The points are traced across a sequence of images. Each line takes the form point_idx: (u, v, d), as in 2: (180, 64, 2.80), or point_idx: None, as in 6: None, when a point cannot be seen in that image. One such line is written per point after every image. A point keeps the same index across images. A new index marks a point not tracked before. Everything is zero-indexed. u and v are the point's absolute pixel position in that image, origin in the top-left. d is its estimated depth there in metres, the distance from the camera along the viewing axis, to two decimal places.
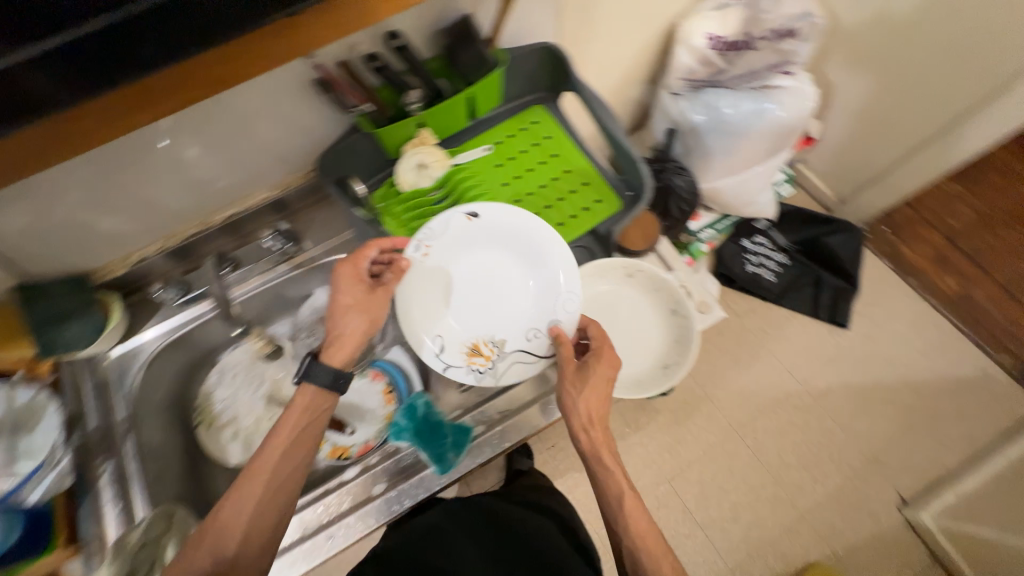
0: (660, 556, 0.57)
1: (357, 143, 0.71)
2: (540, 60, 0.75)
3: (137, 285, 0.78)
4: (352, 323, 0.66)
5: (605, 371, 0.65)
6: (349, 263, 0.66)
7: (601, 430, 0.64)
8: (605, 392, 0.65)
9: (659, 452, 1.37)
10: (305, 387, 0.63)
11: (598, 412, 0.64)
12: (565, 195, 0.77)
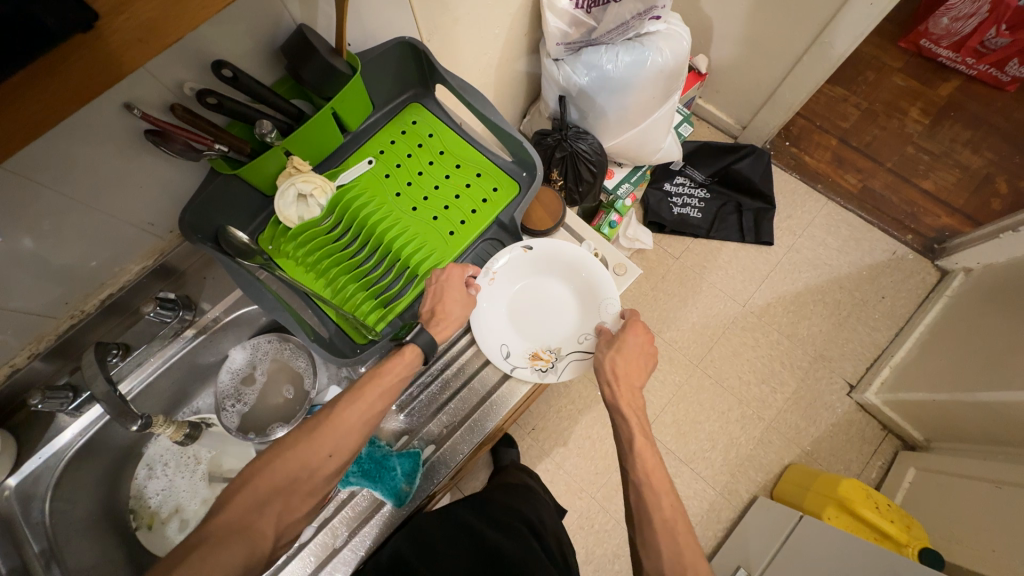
0: (661, 493, 0.59)
1: (221, 189, 0.64)
2: (400, 57, 0.71)
3: (20, 402, 0.68)
4: (458, 310, 0.67)
5: (637, 341, 0.69)
6: (459, 268, 0.68)
7: (628, 387, 0.66)
8: (641, 363, 0.68)
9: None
10: (412, 347, 0.63)
11: (631, 378, 0.67)
12: (462, 190, 0.74)
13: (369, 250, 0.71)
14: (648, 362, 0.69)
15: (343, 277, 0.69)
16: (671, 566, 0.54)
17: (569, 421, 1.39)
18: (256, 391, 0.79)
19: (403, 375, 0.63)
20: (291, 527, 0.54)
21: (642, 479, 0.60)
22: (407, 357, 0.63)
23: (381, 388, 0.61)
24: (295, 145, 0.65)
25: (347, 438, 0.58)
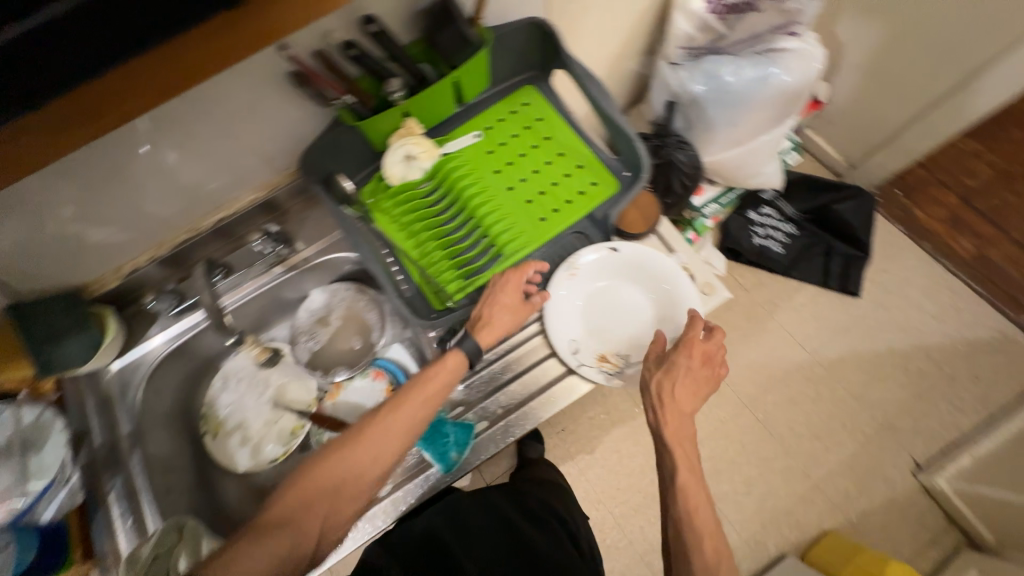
0: (703, 535, 0.57)
1: (340, 138, 0.68)
2: (527, 38, 0.71)
3: (134, 297, 0.76)
4: (507, 317, 0.66)
5: (692, 360, 0.65)
6: (516, 273, 0.66)
7: (676, 413, 0.63)
8: (698, 383, 0.64)
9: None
10: (456, 353, 0.63)
11: (680, 402, 0.63)
12: (560, 179, 0.73)
13: (460, 220, 0.71)
14: (707, 383, 0.64)
15: (431, 241, 0.71)
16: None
17: (600, 430, 1.36)
18: (329, 333, 0.82)
19: (443, 388, 0.62)
20: (334, 529, 0.56)
21: (684, 514, 0.58)
22: (448, 370, 0.63)
23: (417, 401, 0.61)
24: (414, 107, 0.67)
25: (383, 450, 0.58)
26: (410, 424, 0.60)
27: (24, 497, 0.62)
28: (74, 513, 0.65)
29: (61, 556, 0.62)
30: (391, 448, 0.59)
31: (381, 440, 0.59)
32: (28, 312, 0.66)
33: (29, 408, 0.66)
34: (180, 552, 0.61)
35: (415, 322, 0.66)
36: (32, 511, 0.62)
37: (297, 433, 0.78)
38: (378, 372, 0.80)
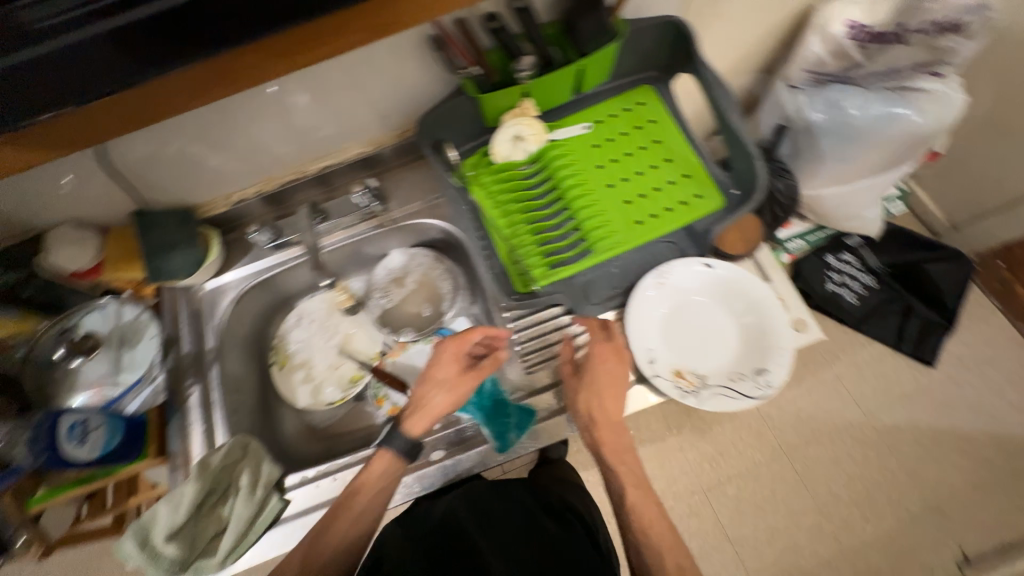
0: (662, 547, 0.55)
1: (457, 108, 0.69)
2: (659, 36, 0.69)
3: (235, 224, 0.81)
4: (440, 397, 0.64)
5: (609, 363, 0.60)
6: (452, 342, 0.64)
7: (606, 428, 0.59)
8: (620, 387, 0.59)
9: (698, 460, 1.31)
10: (383, 454, 0.62)
11: (608, 414, 0.59)
12: (662, 185, 0.71)
13: (554, 208, 0.71)
14: (622, 384, 0.59)
15: (522, 224, 0.70)
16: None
17: (625, 445, 1.33)
18: (402, 295, 0.83)
19: (382, 494, 0.62)
20: None
21: (642, 539, 0.56)
22: (382, 470, 0.62)
23: (356, 506, 0.61)
24: (534, 89, 0.67)
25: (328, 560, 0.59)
26: (354, 530, 0.60)
27: (118, 385, 0.70)
28: (154, 409, 0.71)
29: (138, 447, 0.67)
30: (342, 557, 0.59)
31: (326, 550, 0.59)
32: (148, 221, 0.72)
33: (130, 307, 0.74)
34: (243, 467, 0.63)
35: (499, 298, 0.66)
36: (120, 401, 0.68)
37: (355, 381, 0.81)
38: (441, 342, 0.81)
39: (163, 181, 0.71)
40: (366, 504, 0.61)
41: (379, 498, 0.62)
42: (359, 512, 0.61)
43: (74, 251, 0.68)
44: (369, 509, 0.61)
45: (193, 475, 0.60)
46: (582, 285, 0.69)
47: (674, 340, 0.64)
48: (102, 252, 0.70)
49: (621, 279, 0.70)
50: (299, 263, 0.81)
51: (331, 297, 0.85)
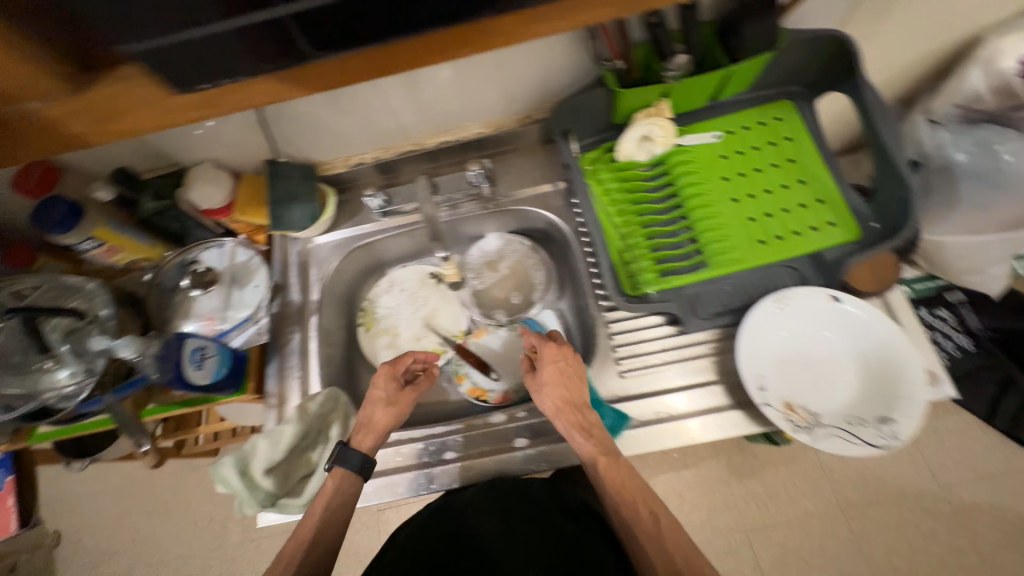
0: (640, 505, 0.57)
1: (592, 101, 0.68)
2: (817, 50, 0.65)
3: (348, 185, 0.85)
4: (385, 414, 0.64)
5: (555, 361, 0.63)
6: (388, 365, 0.67)
7: (572, 412, 0.60)
8: (576, 377, 0.63)
9: (746, 501, 1.22)
10: (336, 471, 0.60)
11: (569, 396, 0.61)
12: (791, 207, 0.67)
13: (671, 215, 0.69)
14: (577, 373, 0.63)
15: (636, 225, 0.69)
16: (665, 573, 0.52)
17: (669, 469, 1.26)
18: (493, 279, 0.84)
19: (342, 507, 0.60)
20: None
21: (617, 501, 0.57)
22: (336, 487, 0.60)
23: (317, 520, 0.59)
24: (675, 91, 0.65)
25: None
26: (317, 547, 0.58)
27: (229, 319, 0.74)
28: (254, 348, 0.75)
29: (239, 381, 0.71)
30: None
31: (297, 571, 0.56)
32: (277, 172, 0.76)
33: (244, 250, 0.78)
34: (333, 419, 0.66)
35: (613, 296, 0.63)
36: (227, 335, 0.72)
37: (436, 355, 0.81)
38: (524, 331, 0.81)
39: (298, 136, 0.74)
40: (326, 516, 0.59)
41: (340, 510, 0.60)
42: (316, 526, 0.59)
43: (210, 189, 0.72)
44: (331, 521, 0.59)
45: (293, 417, 0.63)
46: (691, 297, 0.66)
47: (787, 371, 0.60)
48: (232, 194, 0.74)
49: (734, 298, 0.66)
50: (403, 232, 0.83)
51: (423, 270, 0.87)
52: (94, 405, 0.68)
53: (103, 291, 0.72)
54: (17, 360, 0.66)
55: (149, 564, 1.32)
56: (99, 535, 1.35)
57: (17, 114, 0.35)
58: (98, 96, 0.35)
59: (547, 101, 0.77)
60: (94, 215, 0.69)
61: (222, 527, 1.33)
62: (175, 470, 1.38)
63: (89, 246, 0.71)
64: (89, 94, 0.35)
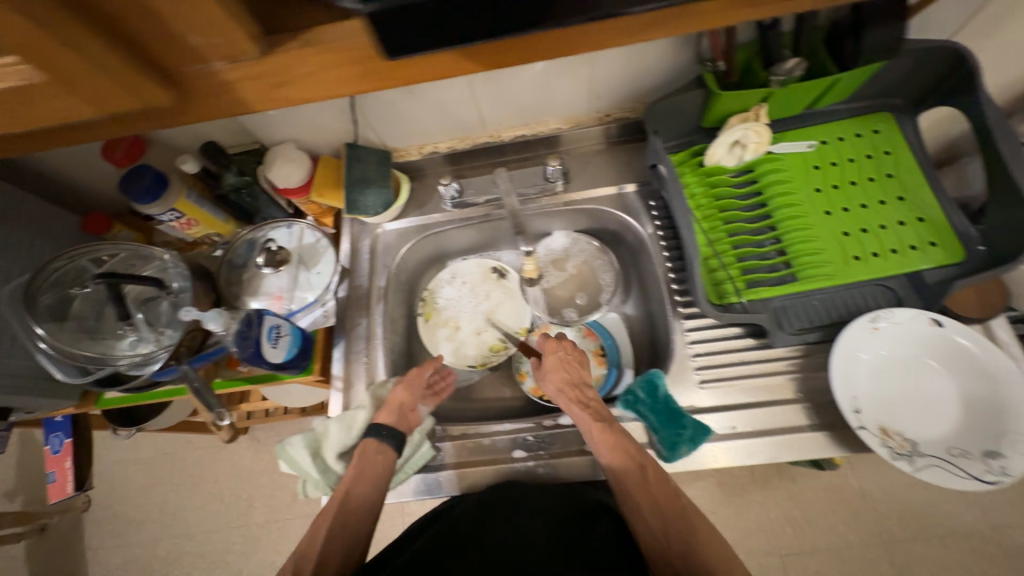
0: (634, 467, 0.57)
1: (685, 101, 0.66)
2: (931, 63, 0.62)
3: (419, 174, 0.84)
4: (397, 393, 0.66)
5: (556, 351, 0.69)
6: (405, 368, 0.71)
7: (573, 390, 0.64)
8: (579, 365, 0.68)
9: (782, 523, 1.16)
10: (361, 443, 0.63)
11: (569, 376, 0.66)
12: (888, 224, 0.64)
13: (758, 224, 0.67)
14: (578, 359, 0.68)
15: (723, 233, 0.67)
16: (651, 509, 0.56)
17: (702, 485, 1.21)
18: (559, 278, 0.83)
19: (365, 469, 0.61)
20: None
21: (610, 459, 0.58)
22: (366, 453, 0.61)
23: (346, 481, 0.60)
24: (776, 96, 0.63)
25: (340, 538, 0.58)
26: (349, 507, 0.59)
27: (299, 300, 0.74)
28: (320, 331, 0.75)
29: (305, 361, 0.71)
30: (353, 534, 0.58)
31: (338, 525, 0.58)
32: (355, 154, 0.75)
33: (311, 232, 0.77)
34: None
35: (705, 307, 0.61)
36: (296, 315, 0.73)
37: (497, 351, 0.80)
38: (590, 332, 0.79)
39: (379, 122, 0.74)
40: (355, 478, 0.60)
41: (359, 474, 0.61)
42: (348, 485, 0.60)
43: (290, 168, 0.71)
44: (360, 482, 0.60)
45: (367, 403, 0.66)
46: (778, 309, 0.63)
47: (882, 393, 0.58)
48: (311, 173, 0.74)
49: (824, 315, 0.63)
50: (471, 223, 0.82)
51: (488, 263, 0.85)
52: (169, 375, 0.68)
53: (181, 265, 0.71)
54: (94, 324, 0.68)
55: (174, 535, 1.32)
56: (128, 502, 1.36)
57: (197, 74, 0.29)
58: (288, 61, 0.29)
59: (633, 101, 0.75)
60: (177, 187, 0.69)
61: (247, 505, 1.32)
62: (207, 444, 1.39)
63: (169, 218, 0.72)
64: (280, 56, 0.28)
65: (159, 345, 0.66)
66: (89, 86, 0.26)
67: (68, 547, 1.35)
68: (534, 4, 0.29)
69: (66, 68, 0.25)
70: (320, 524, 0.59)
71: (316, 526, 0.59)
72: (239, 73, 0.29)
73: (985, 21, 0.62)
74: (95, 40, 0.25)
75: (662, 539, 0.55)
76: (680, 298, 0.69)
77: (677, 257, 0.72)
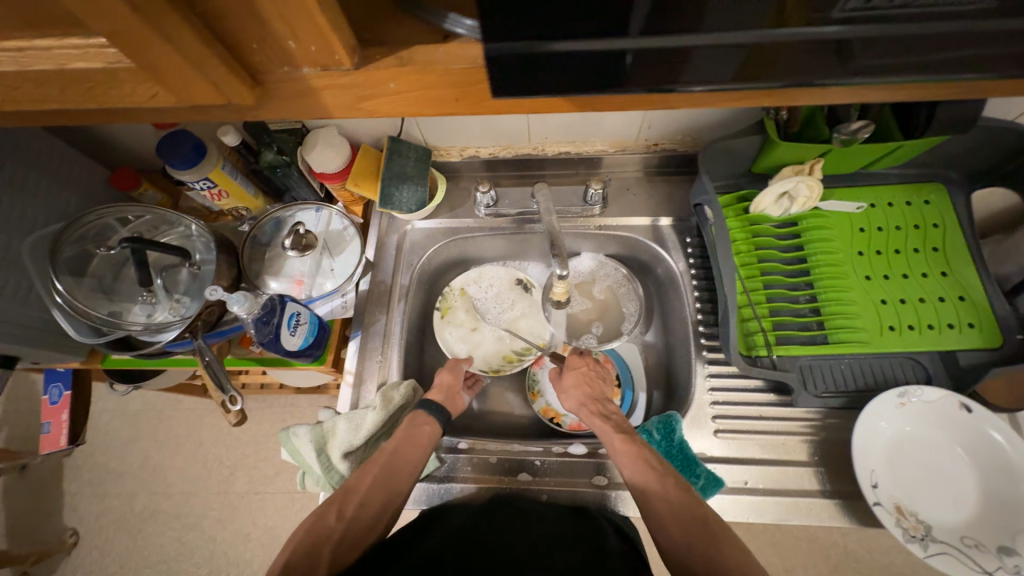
0: (653, 475, 0.56)
1: (740, 145, 0.65)
2: (999, 142, 0.60)
3: (454, 176, 0.83)
4: (444, 378, 0.70)
5: (576, 367, 0.72)
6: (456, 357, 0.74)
7: (597, 402, 0.67)
8: (599, 381, 0.71)
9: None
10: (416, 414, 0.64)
11: (592, 389, 0.69)
12: (929, 297, 0.63)
13: (796, 279, 0.66)
14: (599, 377, 0.71)
15: (759, 283, 0.66)
16: (674, 521, 0.52)
17: None
18: (583, 305, 0.81)
19: (411, 437, 0.61)
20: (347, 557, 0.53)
21: (630, 469, 0.57)
22: (415, 420, 0.63)
23: (396, 438, 0.61)
24: (835, 153, 0.61)
25: (380, 489, 0.58)
26: (394, 461, 0.59)
27: (319, 287, 0.73)
28: (336, 321, 0.77)
29: (320, 352, 0.71)
30: (389, 489, 0.58)
31: (386, 475, 0.58)
32: (396, 149, 0.74)
33: (339, 220, 0.76)
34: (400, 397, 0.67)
35: (735, 358, 0.60)
36: (315, 304, 0.72)
37: (514, 360, 0.79)
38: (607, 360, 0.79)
39: (425, 120, 0.72)
40: (405, 437, 0.61)
41: (411, 432, 0.62)
42: (396, 442, 0.61)
43: (329, 154, 0.69)
44: (410, 443, 0.61)
45: (377, 404, 0.64)
46: (805, 368, 0.62)
47: (901, 468, 0.57)
48: (349, 162, 0.72)
49: (851, 380, 0.62)
50: (503, 235, 0.81)
51: (515, 273, 0.84)
52: (182, 346, 0.67)
53: (206, 235, 0.70)
54: (110, 285, 0.67)
55: (152, 493, 1.31)
56: (111, 453, 1.35)
57: (284, 77, 0.29)
58: (379, 78, 0.30)
59: (685, 135, 0.73)
60: (215, 156, 0.67)
61: (229, 473, 1.31)
62: (197, 409, 1.37)
63: (201, 187, 0.70)
64: (372, 73, 0.29)
65: (175, 315, 0.66)
66: (175, 76, 0.25)
67: (44, 488, 1.34)
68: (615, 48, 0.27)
69: (155, 57, 0.24)
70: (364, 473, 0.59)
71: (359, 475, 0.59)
72: (333, 81, 0.29)
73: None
74: (194, 36, 0.24)
75: (685, 553, 0.50)
76: (706, 341, 0.68)
77: (709, 302, 0.71)
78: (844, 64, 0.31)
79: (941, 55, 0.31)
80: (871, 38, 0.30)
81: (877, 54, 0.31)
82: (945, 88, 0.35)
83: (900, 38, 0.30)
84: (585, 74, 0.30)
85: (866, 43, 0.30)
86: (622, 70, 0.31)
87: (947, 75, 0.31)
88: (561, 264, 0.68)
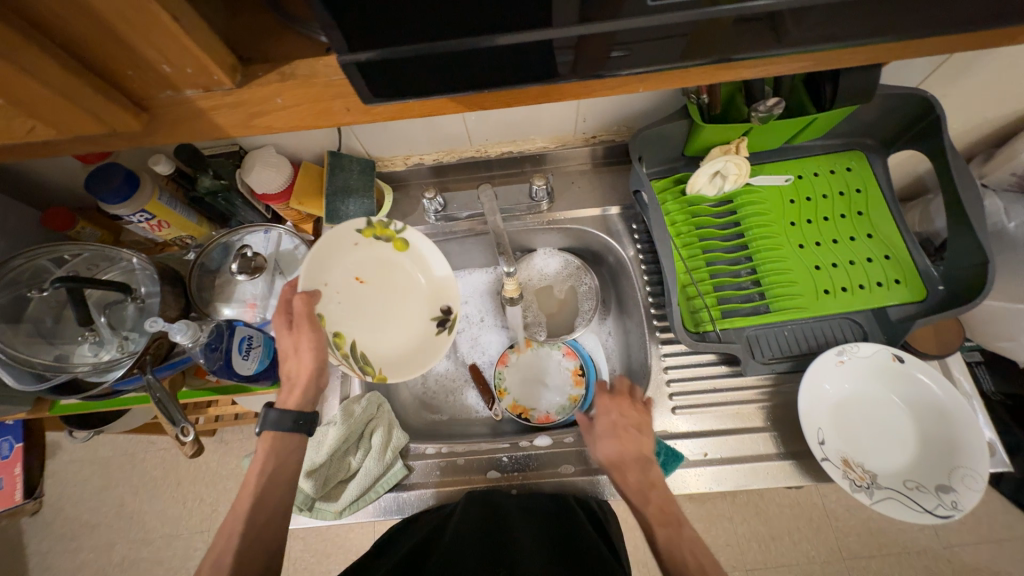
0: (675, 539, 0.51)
1: (668, 130, 0.67)
2: (905, 109, 0.64)
3: (402, 185, 0.84)
4: (301, 362, 0.58)
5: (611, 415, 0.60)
6: (303, 300, 0.58)
7: (633, 470, 0.55)
8: (634, 434, 0.58)
9: (748, 540, 1.10)
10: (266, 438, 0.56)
11: (630, 453, 0.56)
12: (858, 258, 0.66)
13: (736, 252, 0.69)
14: (639, 432, 0.58)
15: (701, 261, 0.68)
16: None
17: None
18: (543, 305, 0.85)
19: (283, 466, 0.56)
20: None
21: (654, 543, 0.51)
22: (268, 452, 0.56)
23: (253, 492, 0.54)
24: (756, 131, 0.64)
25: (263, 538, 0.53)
26: (265, 506, 0.54)
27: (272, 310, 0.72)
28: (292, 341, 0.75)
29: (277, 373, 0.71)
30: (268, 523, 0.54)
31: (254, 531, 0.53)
32: (337, 162, 0.73)
33: (289, 239, 0.75)
34: (360, 411, 0.67)
35: (682, 335, 0.61)
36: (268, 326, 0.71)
37: (336, 345, 0.61)
38: (570, 351, 0.79)
39: (364, 131, 0.72)
40: (271, 482, 0.55)
41: (290, 463, 0.57)
42: (254, 497, 0.54)
43: (268, 174, 0.68)
44: (278, 482, 0.56)
45: (337, 419, 0.66)
46: (751, 338, 0.65)
47: (846, 424, 0.60)
48: (291, 180, 0.71)
49: (794, 345, 0.65)
50: (457, 237, 0.82)
51: (498, 273, 0.89)
52: (131, 382, 0.66)
53: (148, 267, 0.68)
54: (49, 328, 0.65)
55: (131, 539, 1.26)
56: (81, 505, 1.29)
57: (170, 100, 0.30)
58: (265, 94, 0.31)
59: (619, 125, 0.76)
60: (149, 187, 0.66)
61: (210, 510, 1.27)
62: (169, 447, 1.33)
63: (139, 219, 0.68)
64: (255, 90, 0.30)
65: (122, 352, 0.63)
66: (47, 107, 0.26)
67: (13, 548, 1.28)
68: (481, 52, 0.29)
69: (15, 88, 0.24)
70: (218, 552, 0.52)
71: (213, 556, 0.51)
72: (220, 101, 0.31)
73: (952, 69, 0.64)
74: (56, 68, 0.25)
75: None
76: (658, 322, 0.71)
77: (658, 284, 0.73)
78: (778, 36, 0.30)
79: (833, 30, 0.30)
80: (813, 8, 0.29)
81: (810, 26, 0.30)
82: (875, 49, 0.33)
83: (828, 9, 0.29)
84: (469, 76, 0.31)
85: (799, 13, 0.29)
86: (523, 61, 0.30)
87: (836, 43, 0.31)
88: (506, 260, 0.70)
